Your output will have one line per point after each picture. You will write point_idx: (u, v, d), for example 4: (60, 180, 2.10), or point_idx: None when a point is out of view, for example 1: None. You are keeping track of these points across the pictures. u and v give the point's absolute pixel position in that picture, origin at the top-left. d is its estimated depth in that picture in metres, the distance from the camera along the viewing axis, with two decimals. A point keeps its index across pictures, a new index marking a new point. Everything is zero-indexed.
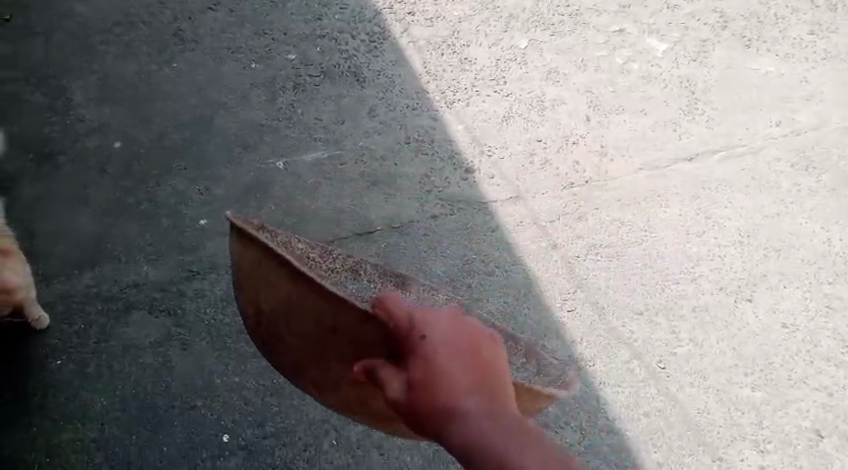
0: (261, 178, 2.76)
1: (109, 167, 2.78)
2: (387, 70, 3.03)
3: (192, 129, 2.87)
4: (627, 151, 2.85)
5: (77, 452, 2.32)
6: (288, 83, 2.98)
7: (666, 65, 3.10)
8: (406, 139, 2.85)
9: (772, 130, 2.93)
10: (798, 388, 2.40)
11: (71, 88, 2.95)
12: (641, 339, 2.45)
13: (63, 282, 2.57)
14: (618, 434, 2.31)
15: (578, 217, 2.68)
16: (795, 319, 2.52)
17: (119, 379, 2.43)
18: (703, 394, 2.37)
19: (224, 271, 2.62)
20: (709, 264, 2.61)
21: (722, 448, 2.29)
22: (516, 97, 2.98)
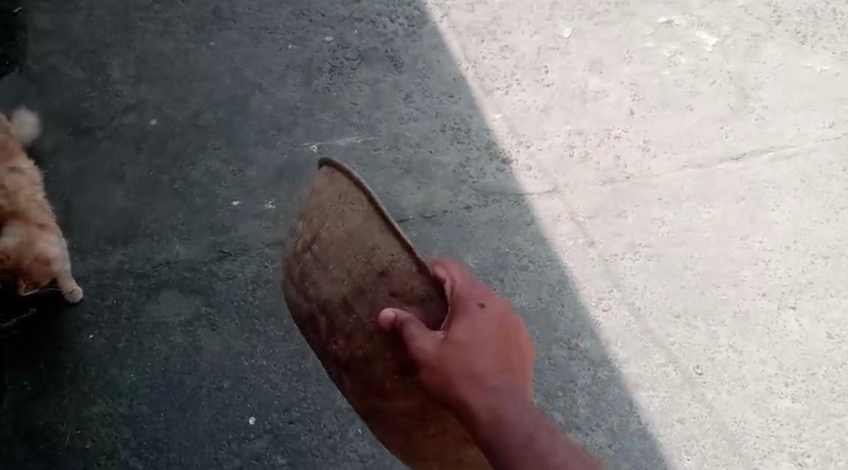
0: (295, 160, 2.74)
1: (145, 144, 2.76)
2: (426, 55, 2.96)
3: (227, 109, 2.84)
4: (672, 147, 2.76)
5: (105, 426, 2.31)
6: (325, 65, 2.93)
7: (716, 60, 2.99)
8: (443, 128, 2.79)
9: (824, 132, 2.82)
10: (841, 402, 2.31)
11: (110, 63, 2.93)
12: (678, 343, 2.38)
13: (97, 258, 2.56)
14: (650, 440, 2.25)
15: (617, 214, 2.60)
16: (840, 329, 2.43)
17: (148, 356, 2.41)
18: (741, 404, 2.30)
19: (254, 253, 2.58)
20: (751, 268, 2.51)
21: (757, 459, 2.23)
22: (557, 88, 2.90)
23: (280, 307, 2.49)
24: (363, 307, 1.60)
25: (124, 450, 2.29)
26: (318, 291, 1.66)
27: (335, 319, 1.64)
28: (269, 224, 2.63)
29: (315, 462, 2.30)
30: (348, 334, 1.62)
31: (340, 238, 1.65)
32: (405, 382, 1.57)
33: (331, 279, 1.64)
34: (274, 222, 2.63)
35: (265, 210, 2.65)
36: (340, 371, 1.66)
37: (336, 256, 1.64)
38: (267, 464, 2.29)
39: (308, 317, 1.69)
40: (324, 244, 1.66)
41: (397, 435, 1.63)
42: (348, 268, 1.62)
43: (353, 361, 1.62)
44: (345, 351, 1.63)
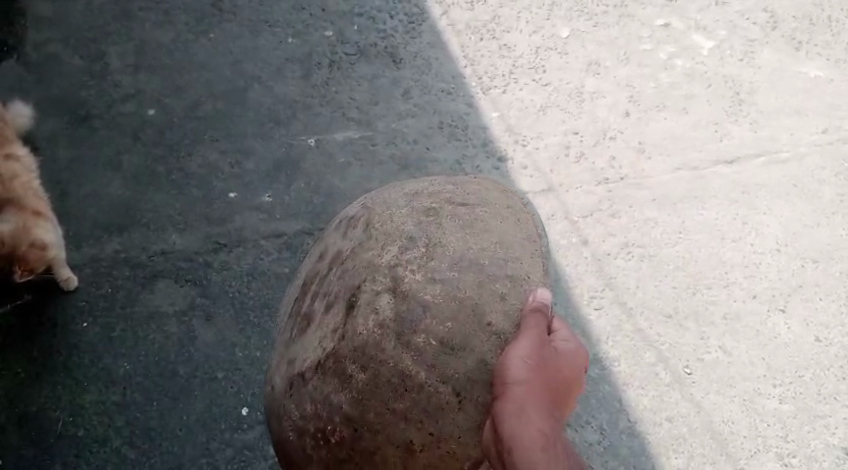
0: (291, 153, 2.75)
1: (142, 134, 2.78)
2: (424, 52, 2.98)
3: (225, 101, 2.86)
4: (666, 149, 2.78)
5: (99, 414, 2.32)
6: (324, 60, 2.95)
7: (712, 63, 3.01)
8: (440, 125, 2.81)
9: (817, 137, 2.84)
10: (828, 405, 2.33)
11: (109, 53, 2.95)
12: (668, 342, 2.40)
13: (93, 246, 2.58)
14: (639, 438, 2.27)
15: (611, 214, 2.62)
16: (828, 333, 2.45)
17: (142, 346, 2.43)
18: (728, 403, 2.32)
19: (250, 245, 2.59)
20: (743, 270, 2.54)
21: (744, 459, 2.25)
22: (554, 87, 2.92)
23: (275, 300, 2.50)
24: (469, 277, 1.63)
25: (117, 438, 2.29)
26: (433, 230, 1.68)
27: (428, 258, 1.65)
28: (265, 217, 2.64)
29: None
30: (429, 282, 1.63)
31: (488, 224, 1.71)
32: (436, 356, 1.59)
33: (454, 237, 1.67)
34: (271, 215, 2.64)
35: (262, 203, 2.67)
36: (380, 289, 1.64)
37: (478, 232, 1.69)
38: (259, 455, 2.29)
39: (390, 235, 1.70)
40: (474, 216, 1.72)
41: (360, 379, 1.61)
42: (479, 245, 1.67)
43: (404, 291, 1.63)
44: (414, 286, 1.63)
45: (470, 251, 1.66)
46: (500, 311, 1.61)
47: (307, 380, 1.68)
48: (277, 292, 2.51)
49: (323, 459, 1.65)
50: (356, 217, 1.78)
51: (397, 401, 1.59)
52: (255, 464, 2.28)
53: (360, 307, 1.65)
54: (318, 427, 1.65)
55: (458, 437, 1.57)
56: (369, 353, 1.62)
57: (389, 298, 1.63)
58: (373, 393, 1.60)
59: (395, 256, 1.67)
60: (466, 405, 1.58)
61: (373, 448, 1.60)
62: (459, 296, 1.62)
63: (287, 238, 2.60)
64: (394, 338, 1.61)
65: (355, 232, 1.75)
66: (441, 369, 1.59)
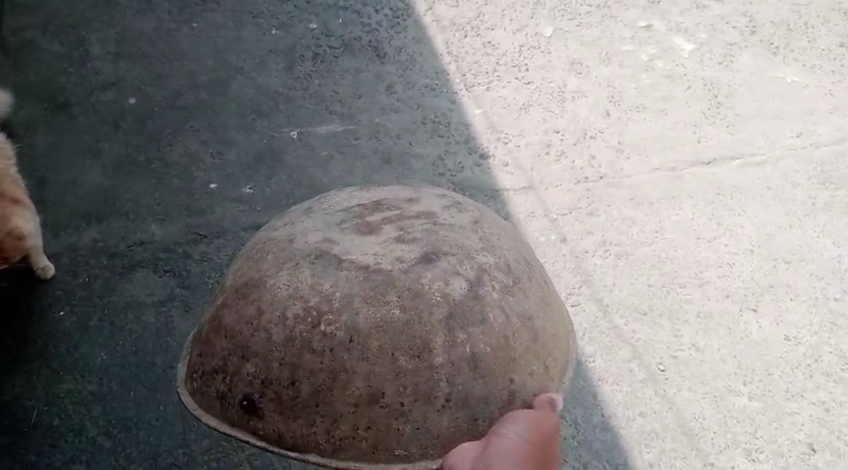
0: (273, 145, 2.77)
1: (122, 123, 2.81)
2: (408, 47, 3.05)
3: (207, 91, 2.90)
4: (644, 149, 2.83)
5: (74, 403, 2.32)
6: (307, 52, 3.02)
7: (691, 65, 3.08)
8: (423, 120, 2.84)
9: (792, 141, 2.88)
10: (795, 402, 2.36)
11: (89, 41, 3.03)
12: (642, 339, 2.44)
13: (70, 235, 2.59)
14: (611, 432, 2.29)
15: (589, 213, 2.66)
16: (798, 332, 2.48)
17: (119, 335, 2.43)
18: (700, 400, 2.35)
19: (230, 236, 2.59)
20: (716, 270, 2.58)
21: (713, 454, 2.27)
22: (537, 86, 2.98)
23: None
24: (524, 333, 1.57)
25: (92, 428, 2.28)
26: (522, 276, 1.63)
27: (509, 290, 1.59)
28: (246, 209, 2.64)
29: None
30: (500, 305, 1.56)
31: (554, 308, 1.67)
32: (464, 362, 1.52)
33: (532, 298, 1.62)
34: (251, 207, 2.64)
35: (242, 194, 2.67)
36: (462, 273, 1.55)
37: (550, 314, 1.65)
38: (236, 445, 2.28)
39: (492, 247, 1.63)
40: (550, 297, 1.68)
41: (394, 320, 1.50)
42: (545, 320, 1.63)
43: (479, 293, 1.55)
44: (491, 302, 1.56)
45: (538, 317, 1.62)
46: (530, 381, 1.57)
47: (340, 268, 1.53)
48: None
49: (291, 332, 1.52)
50: (466, 206, 1.69)
51: (405, 357, 1.50)
52: (231, 454, 2.26)
53: (435, 269, 1.54)
54: (314, 305, 1.52)
55: (416, 428, 1.51)
56: (418, 302, 1.51)
57: (465, 287, 1.54)
58: (391, 331, 1.50)
59: (489, 263, 1.60)
60: (444, 411, 1.51)
61: (347, 369, 1.50)
62: (509, 338, 1.55)
63: None
64: (450, 322, 1.52)
65: (462, 218, 1.65)
66: (461, 373, 1.51)
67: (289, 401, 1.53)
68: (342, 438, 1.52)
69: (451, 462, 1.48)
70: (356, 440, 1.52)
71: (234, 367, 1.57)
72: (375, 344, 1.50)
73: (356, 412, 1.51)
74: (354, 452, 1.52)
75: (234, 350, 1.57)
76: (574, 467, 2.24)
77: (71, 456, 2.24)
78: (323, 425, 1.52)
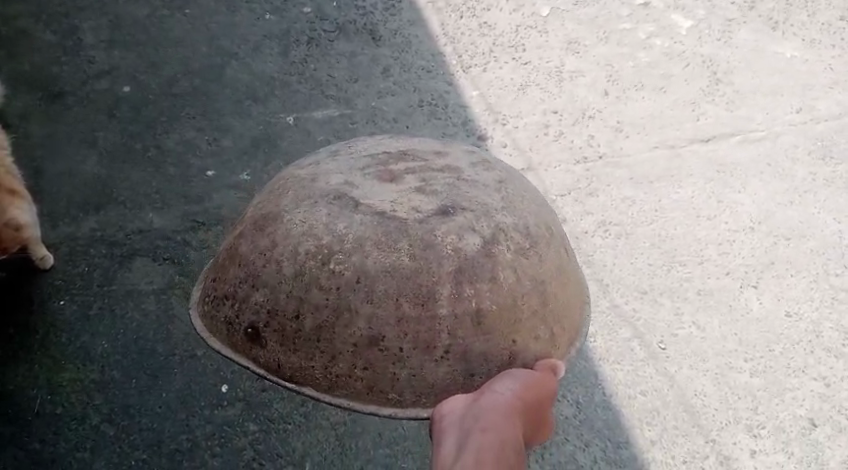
0: (270, 131, 2.76)
1: (117, 111, 2.80)
2: (404, 29, 3.04)
3: (202, 78, 2.89)
4: (643, 127, 2.82)
5: (76, 392, 2.32)
6: (302, 37, 3.01)
7: (690, 42, 3.07)
8: (420, 102, 2.83)
9: (792, 116, 2.88)
10: (796, 378, 2.37)
11: (83, 29, 3.02)
12: (642, 318, 2.44)
13: (68, 225, 2.58)
14: (613, 411, 2.30)
15: (589, 193, 2.66)
16: (798, 307, 2.48)
17: (120, 324, 2.43)
18: (701, 377, 2.36)
19: (227, 223, 2.58)
20: (716, 248, 2.57)
21: (715, 430, 2.27)
22: (534, 66, 2.97)
23: None
24: (532, 299, 1.59)
25: (95, 415, 2.28)
26: (540, 241, 1.64)
27: (523, 251, 1.60)
28: (244, 195, 2.63)
29: (287, 429, 2.30)
30: (511, 266, 1.58)
31: (568, 279, 1.68)
32: (466, 318, 1.54)
33: (549, 264, 1.64)
34: (249, 193, 2.63)
35: (239, 181, 2.66)
36: (479, 229, 1.58)
37: (564, 284, 1.66)
38: (239, 431, 2.29)
39: (512, 207, 1.64)
40: (567, 267, 1.70)
41: (405, 270, 1.53)
42: (557, 288, 1.64)
43: (492, 251, 1.57)
44: (508, 261, 1.58)
45: (550, 283, 1.63)
46: (537, 346, 1.59)
47: (358, 213, 1.57)
48: None
49: (300, 267, 1.57)
50: (494, 168, 1.71)
51: (410, 305, 1.53)
52: (233, 439, 2.28)
53: (450, 223, 1.56)
54: (326, 244, 1.56)
55: (412, 374, 1.55)
56: (428, 253, 1.54)
57: (477, 243, 1.56)
58: (399, 276, 1.53)
59: (513, 223, 1.61)
60: (442, 362, 1.55)
61: (351, 308, 1.54)
62: (517, 299, 1.58)
63: None
64: (462, 278, 1.55)
65: (487, 176, 1.67)
66: (465, 328, 1.55)
67: (293, 334, 1.58)
68: (338, 375, 1.56)
69: (442, 414, 1.52)
70: (351, 378, 1.56)
71: (243, 295, 1.62)
72: (382, 289, 1.53)
73: (356, 352, 1.55)
74: (348, 391, 1.57)
75: (245, 279, 1.62)
76: (576, 446, 2.25)
77: (75, 443, 2.24)
78: (321, 360, 1.57)
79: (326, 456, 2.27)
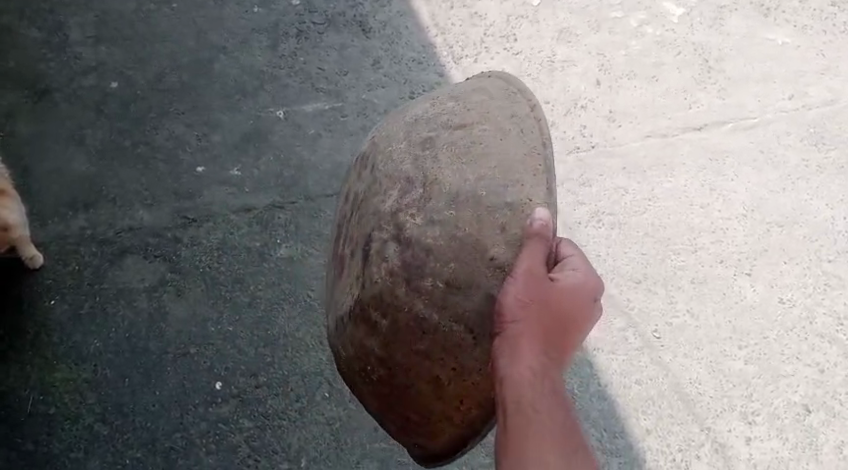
0: (260, 126, 2.76)
1: (105, 107, 2.78)
2: (394, 21, 3.01)
3: (191, 73, 2.86)
4: (635, 117, 2.81)
5: (69, 392, 2.31)
6: (291, 29, 2.98)
7: (681, 30, 3.05)
8: (410, 95, 2.83)
9: (784, 103, 2.88)
10: (791, 364, 2.37)
11: (67, 23, 2.97)
12: (637, 307, 2.44)
13: (57, 223, 2.56)
14: (609, 401, 2.31)
15: (582, 183, 2.65)
16: (792, 294, 2.48)
17: (112, 322, 2.41)
18: (696, 365, 2.36)
19: (219, 220, 2.59)
20: (710, 236, 2.57)
21: (710, 418, 2.29)
22: (525, 56, 2.96)
23: (246, 274, 2.50)
24: (466, 213, 1.55)
25: (88, 415, 2.28)
26: (431, 166, 1.61)
27: (428, 196, 1.59)
28: (234, 191, 2.64)
29: (282, 425, 2.30)
30: (427, 225, 1.58)
31: (486, 145, 1.58)
32: (445, 297, 1.56)
33: (451, 170, 1.58)
34: (240, 189, 2.64)
35: (230, 177, 2.66)
36: (390, 237, 1.63)
37: (479, 155, 1.58)
38: (234, 427, 2.28)
39: (396, 175, 1.66)
40: (478, 134, 1.60)
41: (382, 327, 1.64)
42: (477, 172, 1.57)
43: (408, 237, 1.60)
44: (416, 232, 1.59)
45: (467, 183, 1.56)
46: (502, 244, 1.53)
47: (349, 322, 1.72)
48: (249, 266, 2.52)
49: (371, 390, 1.70)
50: (367, 156, 1.78)
51: (415, 342, 1.60)
52: (229, 436, 2.27)
53: (373, 256, 1.65)
54: (362, 364, 1.70)
55: (479, 369, 1.56)
56: (384, 298, 1.63)
57: (394, 246, 1.62)
58: (395, 333, 1.62)
59: (398, 202, 1.63)
60: (479, 340, 1.55)
61: (404, 385, 1.63)
62: (457, 233, 1.55)
63: (258, 212, 2.60)
64: (402, 283, 1.60)
65: (373, 173, 1.72)
66: (442, 300, 1.56)
67: (418, 425, 1.66)
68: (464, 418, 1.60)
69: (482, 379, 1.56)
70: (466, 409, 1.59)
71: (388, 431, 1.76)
72: (398, 355, 1.62)
73: (442, 401, 1.60)
74: (482, 419, 1.59)
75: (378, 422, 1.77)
76: None
77: (69, 444, 2.24)
78: (444, 421, 1.62)
79: (322, 451, 2.27)
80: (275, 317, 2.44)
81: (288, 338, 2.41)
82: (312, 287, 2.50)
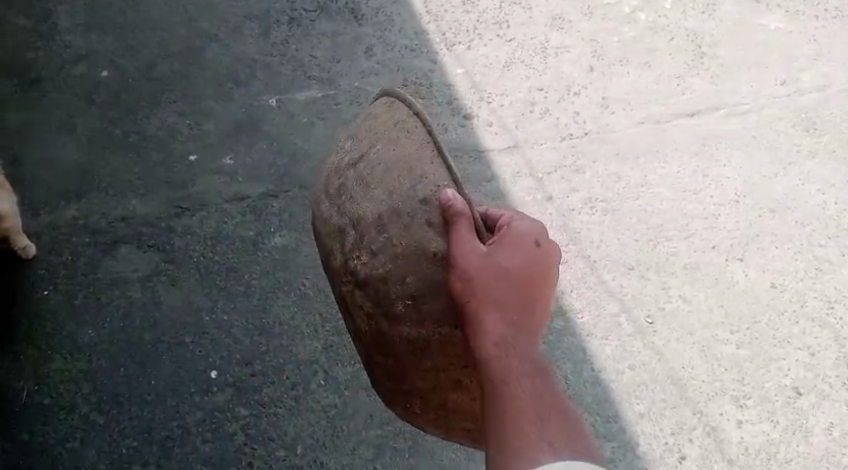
0: (252, 114, 2.76)
1: (96, 97, 2.77)
2: (386, 8, 3.01)
3: (182, 61, 2.86)
4: (628, 103, 2.82)
5: (64, 382, 2.32)
6: (283, 17, 2.98)
7: (674, 16, 3.06)
8: (403, 82, 2.84)
9: (776, 89, 2.89)
10: (782, 348, 2.40)
11: (56, 12, 2.96)
12: (630, 293, 2.45)
13: (49, 213, 2.56)
14: (602, 386, 2.32)
15: (575, 170, 2.67)
16: (784, 279, 2.51)
17: (106, 311, 2.42)
18: (689, 350, 2.38)
19: (212, 208, 2.59)
20: (702, 222, 2.59)
21: (702, 402, 2.31)
22: (518, 43, 2.96)
23: (240, 262, 2.51)
24: (398, 228, 1.63)
25: (84, 405, 2.29)
26: (357, 207, 1.69)
27: (362, 233, 1.67)
28: (227, 180, 2.64)
29: (278, 412, 2.31)
30: (372, 256, 1.65)
31: (387, 163, 1.68)
32: (417, 309, 1.62)
33: (367, 200, 1.68)
34: (233, 178, 2.64)
35: (222, 165, 2.67)
36: (352, 285, 1.69)
37: (380, 176, 1.67)
38: (230, 415, 2.30)
39: (333, 234, 1.73)
40: (372, 162, 1.70)
41: (390, 364, 1.68)
42: (389, 190, 1.65)
43: (367, 278, 1.66)
44: (367, 268, 1.65)
45: (386, 203, 1.65)
46: (439, 239, 1.60)
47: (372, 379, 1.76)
48: (243, 255, 2.52)
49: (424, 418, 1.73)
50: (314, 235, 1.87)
51: (422, 358, 1.64)
52: (224, 425, 2.29)
53: (353, 310, 1.70)
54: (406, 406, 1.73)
55: None
56: (379, 339, 1.67)
57: (359, 291, 1.67)
58: (405, 365, 1.66)
59: (345, 253, 1.70)
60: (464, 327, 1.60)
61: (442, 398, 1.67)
62: (405, 248, 1.62)
63: (251, 201, 2.61)
64: (380, 318, 1.65)
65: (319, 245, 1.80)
66: (415, 312, 1.62)
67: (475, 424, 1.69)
68: None
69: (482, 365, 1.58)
70: None
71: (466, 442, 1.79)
72: (420, 381, 1.67)
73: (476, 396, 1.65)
74: None
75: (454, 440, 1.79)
76: None
77: (64, 434, 2.25)
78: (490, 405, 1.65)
79: (318, 438, 2.29)
80: (270, 305, 2.45)
81: (283, 326, 2.43)
82: (306, 275, 2.51)
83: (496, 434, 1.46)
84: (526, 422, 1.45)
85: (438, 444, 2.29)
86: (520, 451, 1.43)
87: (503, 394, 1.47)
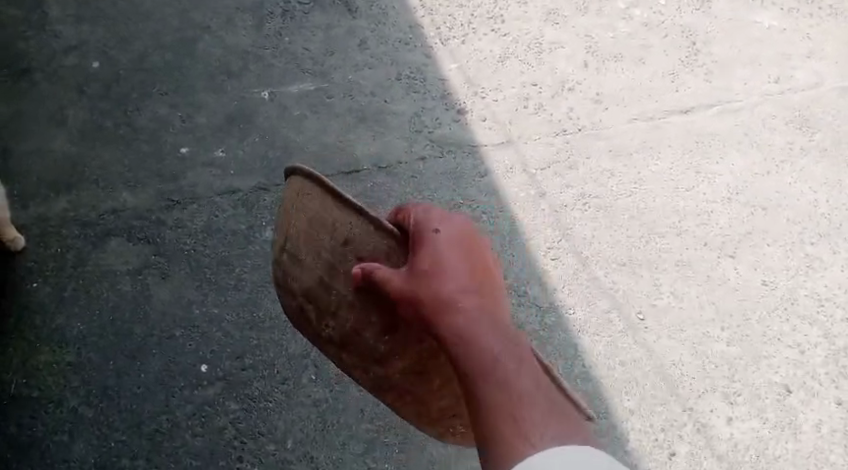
0: (245, 107, 2.75)
1: (87, 88, 2.76)
2: (381, 1, 3.01)
3: (174, 53, 2.85)
4: (621, 99, 2.82)
5: (53, 375, 2.31)
6: (277, 9, 2.97)
7: (669, 12, 3.07)
8: (397, 76, 2.83)
9: (770, 86, 2.90)
10: (772, 345, 2.40)
11: (47, 2, 2.95)
12: (622, 289, 2.46)
13: (39, 205, 2.55)
14: (592, 382, 2.32)
15: (568, 166, 2.67)
16: (775, 276, 2.51)
17: (96, 304, 2.41)
18: (679, 347, 2.38)
19: (204, 201, 2.59)
20: (695, 219, 2.60)
21: (692, 399, 2.31)
22: (513, 38, 2.96)
23: (231, 256, 2.51)
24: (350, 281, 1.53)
25: (72, 398, 2.28)
26: (307, 288, 1.56)
27: (323, 305, 1.55)
28: (219, 173, 2.64)
29: (268, 407, 2.31)
30: (339, 314, 1.54)
31: (310, 236, 1.55)
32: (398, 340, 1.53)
33: (310, 272, 1.55)
34: (224, 172, 2.64)
35: (214, 158, 2.66)
36: (337, 350, 1.59)
37: (306, 245, 1.55)
38: (219, 409, 2.29)
39: (301, 321, 1.60)
40: (293, 237, 1.57)
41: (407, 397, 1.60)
42: (323, 252, 1.54)
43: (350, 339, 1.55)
44: (338, 330, 1.55)
45: (328, 265, 1.54)
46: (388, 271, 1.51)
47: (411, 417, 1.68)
48: (234, 249, 2.52)
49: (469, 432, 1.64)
50: None
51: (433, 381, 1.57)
52: (214, 418, 2.28)
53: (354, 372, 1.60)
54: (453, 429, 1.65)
55: None
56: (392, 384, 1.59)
57: (345, 352, 1.58)
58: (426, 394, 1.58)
59: (314, 329, 1.59)
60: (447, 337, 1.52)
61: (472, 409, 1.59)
62: (367, 297, 1.51)
63: (243, 194, 2.61)
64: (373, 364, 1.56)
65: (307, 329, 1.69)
66: (394, 345, 1.53)
67: None
68: None
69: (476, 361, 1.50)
70: None
71: None
72: (441, 401, 1.59)
73: None
74: None
75: None
76: None
77: (52, 426, 2.24)
78: None
79: (308, 432, 2.28)
80: (260, 299, 2.45)
81: (273, 320, 2.42)
82: None
83: (501, 428, 1.37)
84: (517, 411, 1.38)
85: (428, 439, 2.30)
86: (520, 450, 1.35)
87: (483, 386, 1.39)
